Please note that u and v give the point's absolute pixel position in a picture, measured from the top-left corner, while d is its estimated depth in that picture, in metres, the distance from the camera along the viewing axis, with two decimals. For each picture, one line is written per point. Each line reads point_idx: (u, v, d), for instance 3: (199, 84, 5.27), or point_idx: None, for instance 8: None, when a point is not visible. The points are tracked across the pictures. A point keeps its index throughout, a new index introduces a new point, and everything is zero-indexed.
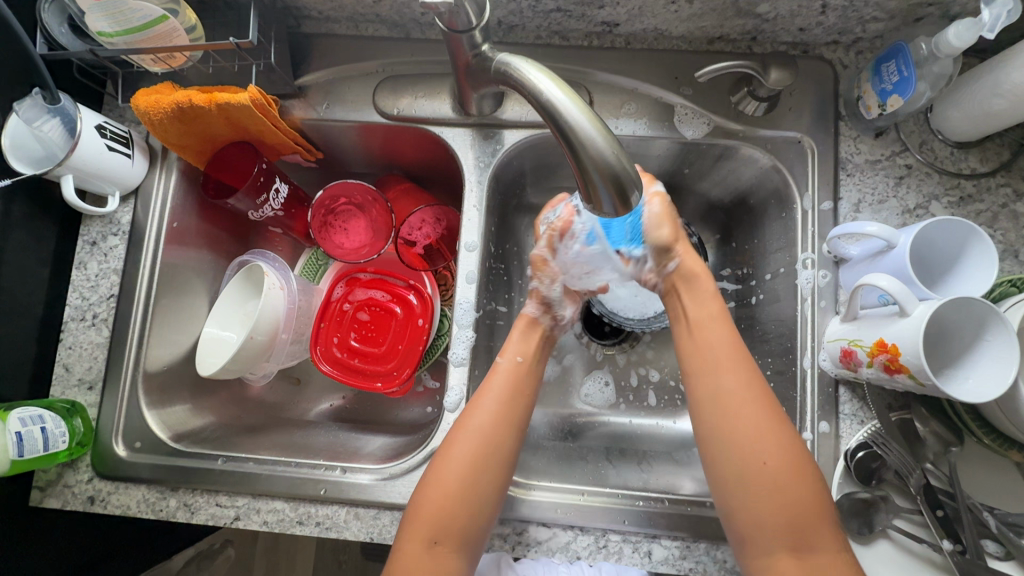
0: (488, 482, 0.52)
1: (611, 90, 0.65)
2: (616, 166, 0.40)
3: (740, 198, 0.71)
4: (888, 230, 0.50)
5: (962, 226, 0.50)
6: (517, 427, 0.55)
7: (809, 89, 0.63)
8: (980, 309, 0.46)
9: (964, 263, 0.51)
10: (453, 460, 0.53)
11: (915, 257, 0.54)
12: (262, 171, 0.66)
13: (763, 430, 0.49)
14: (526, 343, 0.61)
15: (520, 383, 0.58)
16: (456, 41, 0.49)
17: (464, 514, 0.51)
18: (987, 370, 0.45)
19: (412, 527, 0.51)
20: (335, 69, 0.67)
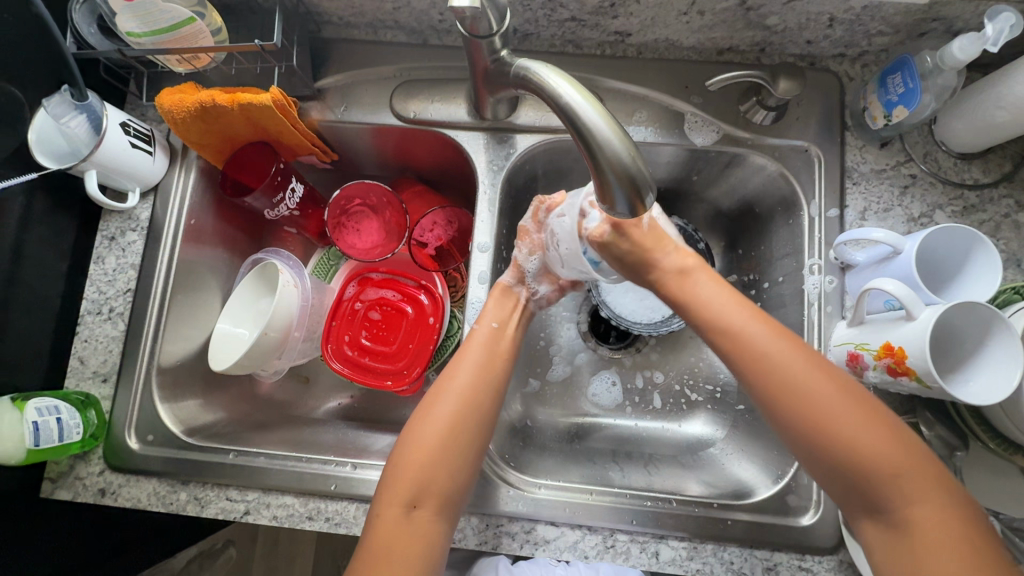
0: (464, 448, 0.53)
1: (622, 98, 0.67)
2: (636, 171, 0.42)
3: (747, 206, 0.72)
4: (893, 236, 0.52)
5: (966, 233, 0.51)
6: (494, 391, 0.56)
7: (816, 99, 0.65)
8: (986, 315, 0.47)
9: (968, 269, 0.52)
10: (429, 422, 0.53)
11: (920, 262, 0.55)
12: (280, 170, 0.67)
13: (863, 424, 0.45)
14: (500, 311, 0.62)
15: (495, 350, 0.59)
16: (476, 46, 0.51)
17: (442, 474, 0.51)
18: (991, 375, 0.46)
19: (390, 495, 0.50)
20: (354, 73, 0.68)
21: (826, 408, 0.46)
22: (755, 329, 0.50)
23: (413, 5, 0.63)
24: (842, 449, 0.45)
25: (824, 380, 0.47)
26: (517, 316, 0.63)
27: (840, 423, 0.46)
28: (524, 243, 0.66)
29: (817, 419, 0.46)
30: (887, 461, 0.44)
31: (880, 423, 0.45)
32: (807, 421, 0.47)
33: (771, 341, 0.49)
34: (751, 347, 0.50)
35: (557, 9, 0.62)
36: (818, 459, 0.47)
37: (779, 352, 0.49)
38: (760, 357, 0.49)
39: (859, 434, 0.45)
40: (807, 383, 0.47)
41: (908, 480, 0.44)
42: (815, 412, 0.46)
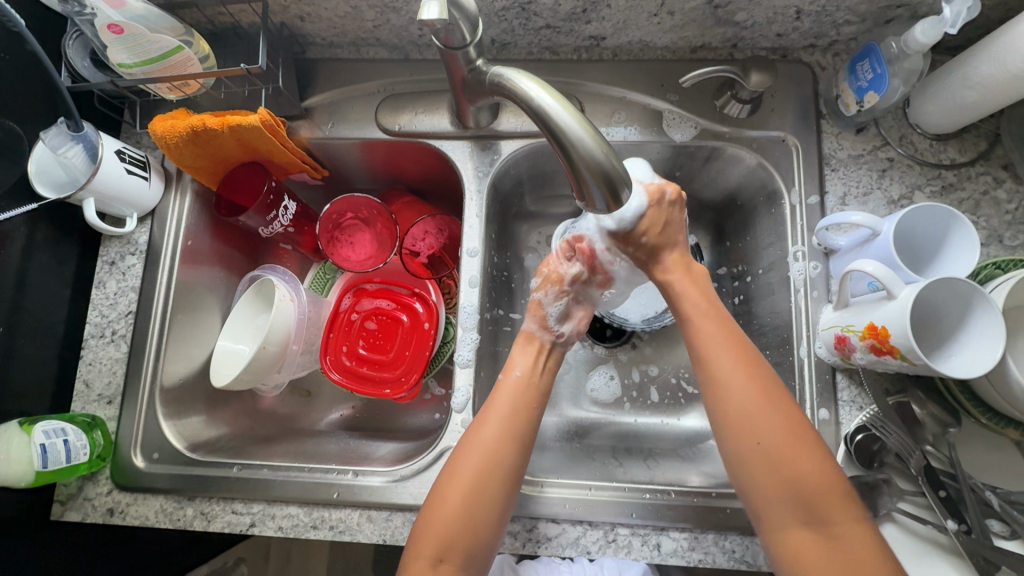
0: (491, 502, 0.52)
1: (601, 100, 0.68)
2: (610, 167, 0.45)
3: (730, 198, 0.73)
4: (871, 219, 0.53)
5: (943, 212, 0.52)
6: (520, 445, 0.54)
7: (790, 90, 0.66)
8: (966, 290, 0.47)
9: (947, 248, 0.53)
10: (459, 474, 0.52)
11: (901, 241, 0.56)
12: (271, 189, 0.70)
13: (784, 430, 0.47)
14: (526, 360, 0.61)
15: (526, 400, 0.57)
16: (453, 57, 0.53)
17: (467, 529, 0.51)
18: (975, 349, 0.47)
19: (416, 548, 0.51)
20: (340, 90, 0.71)
21: (766, 423, 0.48)
22: (718, 346, 0.52)
23: (392, 21, 0.66)
24: (780, 485, 0.46)
25: (767, 394, 0.49)
26: (548, 367, 0.61)
27: (774, 446, 0.47)
28: (551, 288, 0.66)
29: (746, 424, 0.48)
30: (812, 478, 0.46)
31: (811, 455, 0.46)
32: (739, 428, 0.49)
33: (726, 355, 0.51)
34: (707, 350, 0.52)
35: (531, 18, 0.64)
36: (750, 475, 0.48)
37: (734, 373, 0.50)
38: (715, 361, 0.52)
39: (788, 447, 0.47)
40: (753, 399, 0.49)
41: (826, 492, 0.45)
42: (749, 425, 0.48)
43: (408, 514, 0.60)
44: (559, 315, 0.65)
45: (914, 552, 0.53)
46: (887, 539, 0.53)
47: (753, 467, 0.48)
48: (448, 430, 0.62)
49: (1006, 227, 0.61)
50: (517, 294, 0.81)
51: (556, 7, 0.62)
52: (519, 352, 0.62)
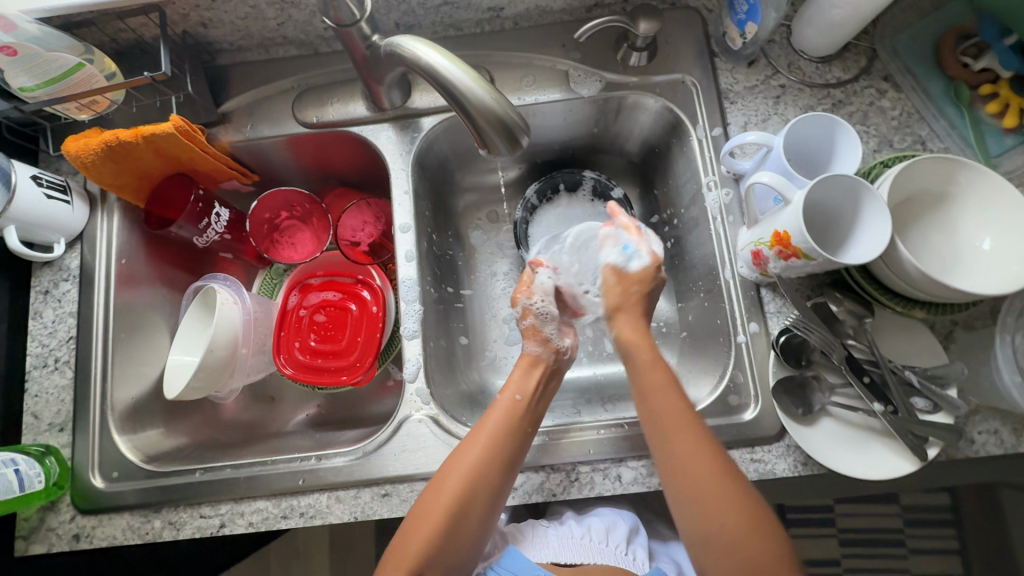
0: (470, 520, 0.54)
1: (509, 67, 0.71)
2: (505, 116, 0.47)
3: (648, 147, 0.77)
4: (763, 136, 0.56)
5: (828, 119, 0.56)
6: (505, 465, 0.56)
7: (682, 35, 0.70)
8: (849, 186, 0.51)
9: (836, 153, 0.57)
10: (441, 494, 0.54)
11: (795, 155, 0.60)
12: (200, 198, 0.71)
13: (737, 525, 0.49)
14: (525, 381, 0.61)
15: (520, 421, 0.59)
16: (348, 36, 0.55)
17: (445, 548, 0.53)
18: (868, 240, 0.51)
19: (393, 565, 0.53)
20: (256, 91, 0.72)
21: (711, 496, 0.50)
22: (665, 409, 0.54)
23: (294, 17, 0.67)
24: (724, 553, 0.50)
25: (717, 479, 0.51)
26: (540, 377, 0.62)
27: (719, 520, 0.50)
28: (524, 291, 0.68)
29: (697, 504, 0.51)
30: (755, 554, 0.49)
31: (754, 525, 0.50)
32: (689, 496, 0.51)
33: (684, 430, 0.53)
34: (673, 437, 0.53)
35: None
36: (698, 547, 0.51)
37: (692, 448, 0.52)
38: (675, 445, 0.52)
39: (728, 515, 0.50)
40: (703, 475, 0.51)
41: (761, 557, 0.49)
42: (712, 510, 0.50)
43: (375, 488, 0.61)
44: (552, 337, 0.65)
45: (852, 440, 0.56)
46: (824, 432, 0.56)
47: (700, 538, 0.51)
48: (405, 400, 0.63)
49: (893, 132, 0.66)
50: (462, 271, 0.84)
51: None
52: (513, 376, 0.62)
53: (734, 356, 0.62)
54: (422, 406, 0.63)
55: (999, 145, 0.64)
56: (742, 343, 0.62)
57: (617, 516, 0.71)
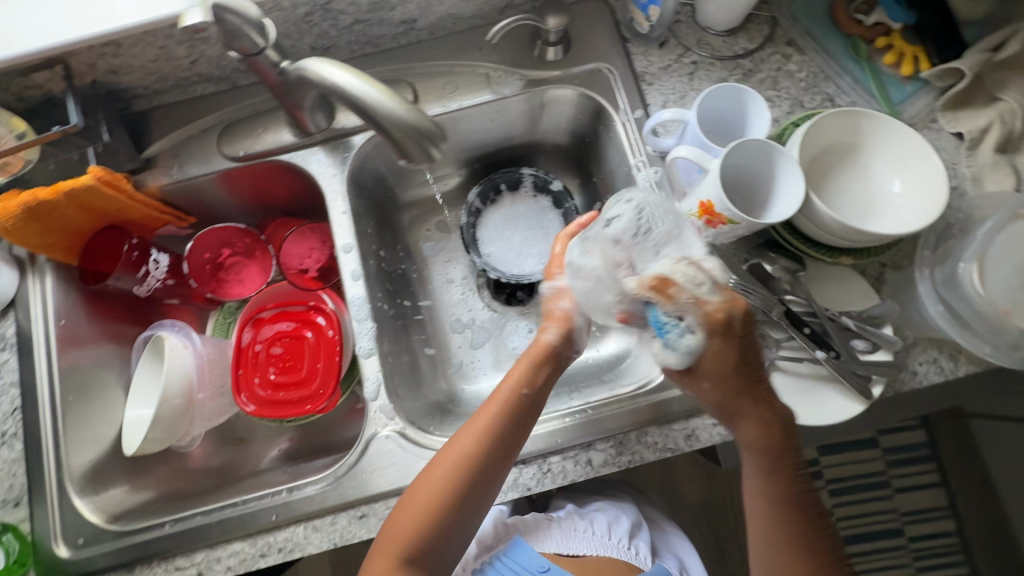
0: (460, 509, 0.54)
1: (430, 77, 0.72)
2: (422, 127, 0.48)
3: (580, 137, 0.79)
4: (678, 112, 0.59)
5: (733, 91, 0.60)
6: (498, 457, 0.55)
7: (592, 26, 0.72)
8: (763, 147, 0.54)
9: (747, 121, 0.61)
10: (433, 479, 0.54)
11: (716, 129, 0.63)
12: (134, 246, 0.71)
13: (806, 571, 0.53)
14: (530, 377, 0.59)
15: (518, 416, 0.57)
16: (258, 64, 0.54)
17: (436, 534, 0.53)
18: (783, 198, 0.53)
19: (383, 545, 0.53)
20: (179, 132, 0.71)
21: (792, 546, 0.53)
22: (759, 455, 0.54)
23: (206, 53, 0.66)
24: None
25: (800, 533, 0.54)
26: (551, 370, 0.61)
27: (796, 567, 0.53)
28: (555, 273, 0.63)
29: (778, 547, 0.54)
30: None
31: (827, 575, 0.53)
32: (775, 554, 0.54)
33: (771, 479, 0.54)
34: (765, 481, 0.54)
35: (337, 17, 0.66)
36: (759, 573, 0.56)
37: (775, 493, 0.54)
38: (761, 495, 0.55)
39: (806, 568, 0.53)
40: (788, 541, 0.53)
41: None
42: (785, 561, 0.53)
43: (351, 510, 0.60)
44: (559, 334, 0.62)
45: (805, 389, 0.58)
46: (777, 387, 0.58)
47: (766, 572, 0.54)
48: (369, 419, 0.63)
49: (804, 93, 0.69)
50: (417, 283, 0.84)
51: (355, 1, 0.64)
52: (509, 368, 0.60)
53: None
54: (388, 422, 0.63)
55: (901, 92, 0.68)
56: None
57: (619, 511, 0.82)
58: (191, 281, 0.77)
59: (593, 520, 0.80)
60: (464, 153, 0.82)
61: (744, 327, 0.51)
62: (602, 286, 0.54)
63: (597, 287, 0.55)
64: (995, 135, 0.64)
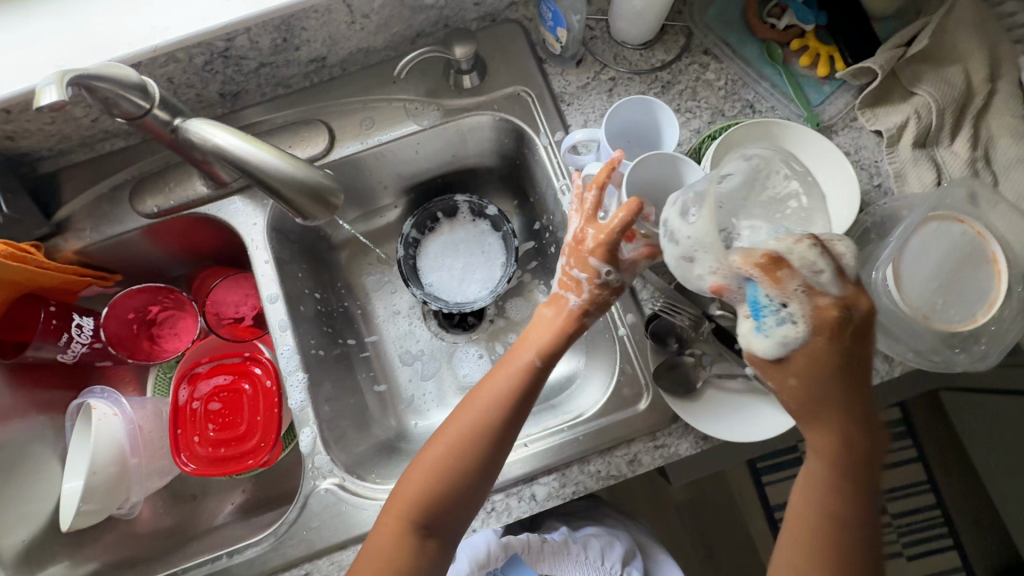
0: (471, 478, 0.51)
1: (346, 114, 0.70)
2: (314, 183, 0.47)
3: (509, 159, 0.78)
4: (588, 133, 0.61)
5: (642, 103, 0.61)
6: (503, 427, 0.52)
7: (507, 50, 0.71)
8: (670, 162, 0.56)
9: (660, 132, 0.62)
10: (442, 440, 0.52)
11: (633, 142, 0.64)
12: (53, 313, 0.68)
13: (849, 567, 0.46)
14: (555, 342, 0.54)
15: (525, 387, 0.53)
16: (149, 125, 0.51)
17: (445, 503, 0.51)
18: None
19: (391, 506, 0.52)
20: (90, 192, 0.69)
21: (846, 539, 0.47)
22: (837, 433, 0.46)
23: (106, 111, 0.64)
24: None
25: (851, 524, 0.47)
26: (570, 334, 0.54)
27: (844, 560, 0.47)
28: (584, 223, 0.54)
29: (829, 541, 0.47)
30: None
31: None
32: (823, 547, 0.47)
33: (844, 464, 0.47)
34: (835, 465, 0.47)
35: (240, 62, 0.64)
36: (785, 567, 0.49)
37: (840, 480, 0.47)
38: (820, 482, 0.47)
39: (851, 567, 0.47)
40: (843, 531, 0.47)
41: None
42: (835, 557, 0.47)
43: (295, 570, 0.59)
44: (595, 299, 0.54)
45: (738, 406, 0.58)
46: (711, 404, 0.58)
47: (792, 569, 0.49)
48: (308, 473, 0.62)
49: (724, 101, 0.68)
50: (360, 319, 0.82)
51: (255, 45, 0.62)
52: (548, 311, 0.55)
53: (620, 349, 0.64)
54: (327, 474, 0.62)
55: (818, 93, 0.68)
56: (623, 335, 0.64)
57: (612, 536, 0.80)
58: (113, 345, 0.74)
59: (586, 541, 0.77)
60: (395, 184, 0.80)
61: (860, 327, 0.44)
62: (698, 253, 0.46)
63: (690, 246, 0.47)
64: (911, 132, 0.63)
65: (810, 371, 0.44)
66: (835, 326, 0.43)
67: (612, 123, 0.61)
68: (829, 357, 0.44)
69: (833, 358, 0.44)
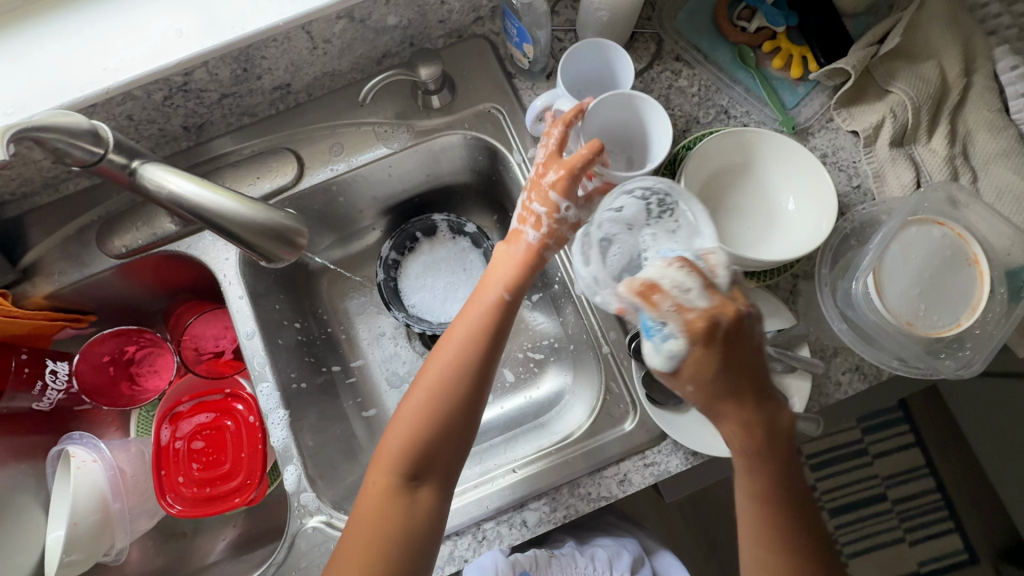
0: (460, 416, 0.50)
1: (316, 141, 0.69)
2: (277, 225, 0.47)
3: (486, 176, 0.76)
4: (548, 96, 0.62)
5: (592, 48, 0.61)
6: (482, 359, 0.52)
7: (475, 67, 0.70)
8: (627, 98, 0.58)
9: (613, 69, 0.62)
10: (424, 382, 0.52)
11: (592, 88, 0.64)
12: (26, 361, 0.66)
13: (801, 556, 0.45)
14: (519, 278, 0.56)
15: (497, 320, 0.54)
16: (106, 170, 0.49)
17: (437, 445, 0.50)
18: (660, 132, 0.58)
19: (377, 465, 0.50)
20: (57, 234, 0.67)
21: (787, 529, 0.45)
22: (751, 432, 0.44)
23: None
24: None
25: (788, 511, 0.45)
26: (532, 265, 0.57)
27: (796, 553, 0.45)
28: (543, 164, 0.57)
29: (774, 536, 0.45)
30: None
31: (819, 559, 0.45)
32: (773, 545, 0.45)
33: (766, 460, 0.44)
34: (756, 465, 0.44)
35: (201, 95, 0.62)
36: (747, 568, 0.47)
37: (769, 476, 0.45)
38: (754, 483, 0.45)
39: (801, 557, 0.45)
40: (783, 522, 0.45)
41: None
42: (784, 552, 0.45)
43: None
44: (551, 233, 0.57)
45: None
46: (696, 419, 0.58)
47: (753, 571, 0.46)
48: (294, 512, 0.60)
49: (698, 108, 0.67)
50: (344, 345, 0.81)
51: (215, 77, 0.60)
52: (507, 249, 0.58)
53: (604, 368, 0.63)
54: (314, 512, 0.60)
55: (793, 96, 0.67)
56: (606, 354, 0.63)
57: (619, 546, 0.77)
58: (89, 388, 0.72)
59: (593, 554, 0.74)
60: (372, 206, 0.79)
61: (734, 334, 0.42)
62: (599, 288, 0.51)
63: (595, 281, 0.52)
64: (888, 132, 0.62)
65: (708, 381, 0.43)
66: (718, 336, 0.42)
67: (569, 72, 0.61)
68: (720, 366, 0.42)
69: (723, 361, 0.42)
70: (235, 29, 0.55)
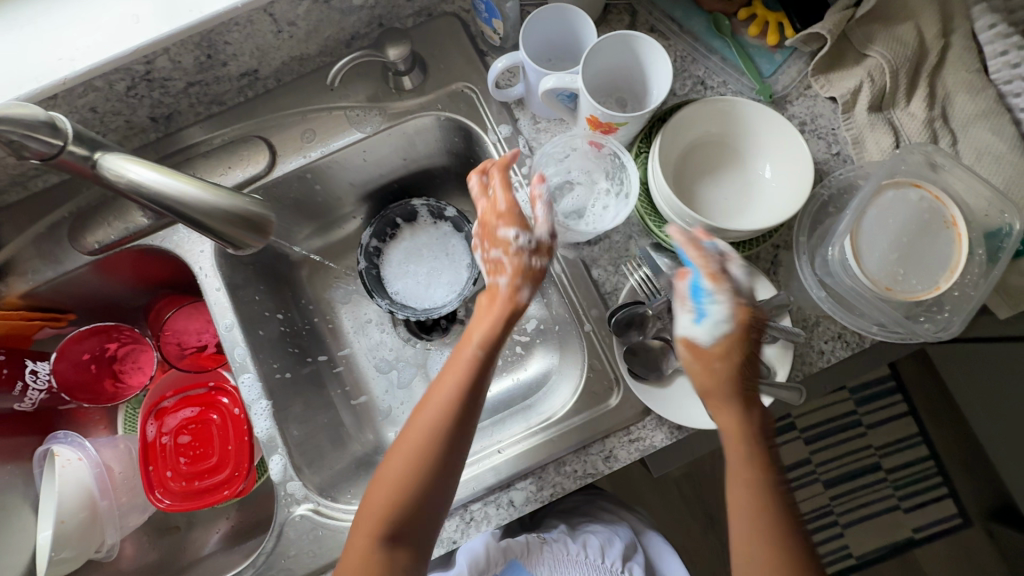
0: (427, 483, 0.48)
1: (288, 128, 0.68)
2: (243, 210, 0.46)
3: (463, 158, 0.75)
4: (509, 58, 0.58)
5: (552, 10, 0.58)
6: (459, 431, 0.50)
7: (446, 47, 0.69)
8: (624, 41, 0.57)
9: (575, 30, 0.60)
10: (397, 451, 0.50)
11: (558, 54, 0.63)
12: (5, 362, 0.66)
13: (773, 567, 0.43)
14: (489, 335, 0.52)
15: (470, 387, 0.51)
16: (66, 163, 0.47)
17: (408, 503, 0.48)
18: (658, 76, 0.57)
19: (360, 522, 0.50)
20: (28, 232, 0.66)
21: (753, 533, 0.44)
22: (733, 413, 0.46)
23: None
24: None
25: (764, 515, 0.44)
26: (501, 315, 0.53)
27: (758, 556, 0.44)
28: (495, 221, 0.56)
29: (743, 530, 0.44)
30: None
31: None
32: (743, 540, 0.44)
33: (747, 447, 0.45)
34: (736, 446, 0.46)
35: (166, 84, 0.61)
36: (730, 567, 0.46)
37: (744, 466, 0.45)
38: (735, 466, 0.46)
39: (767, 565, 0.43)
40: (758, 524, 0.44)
41: None
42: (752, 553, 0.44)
43: None
44: (531, 248, 0.55)
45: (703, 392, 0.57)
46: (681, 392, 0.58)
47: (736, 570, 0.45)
48: (281, 501, 0.60)
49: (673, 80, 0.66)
50: (329, 335, 0.80)
51: (179, 66, 0.59)
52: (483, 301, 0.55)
53: (587, 346, 0.63)
54: (302, 500, 0.61)
55: (771, 63, 0.65)
56: (588, 332, 0.63)
57: (611, 532, 0.76)
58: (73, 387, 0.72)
59: (585, 542, 0.74)
60: (350, 193, 0.78)
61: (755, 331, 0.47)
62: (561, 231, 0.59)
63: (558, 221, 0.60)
64: (866, 96, 0.61)
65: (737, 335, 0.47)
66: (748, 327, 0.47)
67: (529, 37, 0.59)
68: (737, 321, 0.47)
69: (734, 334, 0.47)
70: (193, 13, 0.54)
